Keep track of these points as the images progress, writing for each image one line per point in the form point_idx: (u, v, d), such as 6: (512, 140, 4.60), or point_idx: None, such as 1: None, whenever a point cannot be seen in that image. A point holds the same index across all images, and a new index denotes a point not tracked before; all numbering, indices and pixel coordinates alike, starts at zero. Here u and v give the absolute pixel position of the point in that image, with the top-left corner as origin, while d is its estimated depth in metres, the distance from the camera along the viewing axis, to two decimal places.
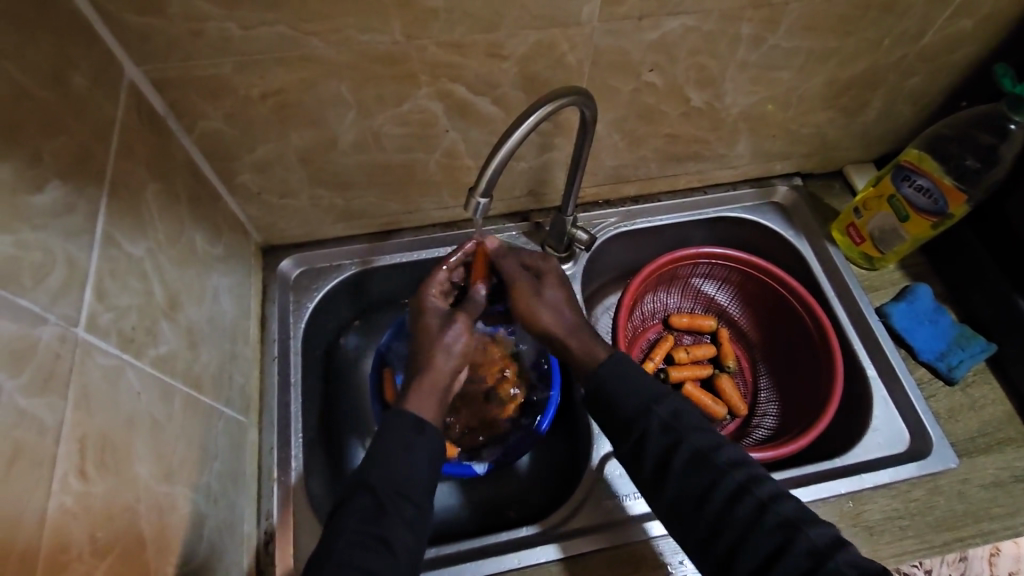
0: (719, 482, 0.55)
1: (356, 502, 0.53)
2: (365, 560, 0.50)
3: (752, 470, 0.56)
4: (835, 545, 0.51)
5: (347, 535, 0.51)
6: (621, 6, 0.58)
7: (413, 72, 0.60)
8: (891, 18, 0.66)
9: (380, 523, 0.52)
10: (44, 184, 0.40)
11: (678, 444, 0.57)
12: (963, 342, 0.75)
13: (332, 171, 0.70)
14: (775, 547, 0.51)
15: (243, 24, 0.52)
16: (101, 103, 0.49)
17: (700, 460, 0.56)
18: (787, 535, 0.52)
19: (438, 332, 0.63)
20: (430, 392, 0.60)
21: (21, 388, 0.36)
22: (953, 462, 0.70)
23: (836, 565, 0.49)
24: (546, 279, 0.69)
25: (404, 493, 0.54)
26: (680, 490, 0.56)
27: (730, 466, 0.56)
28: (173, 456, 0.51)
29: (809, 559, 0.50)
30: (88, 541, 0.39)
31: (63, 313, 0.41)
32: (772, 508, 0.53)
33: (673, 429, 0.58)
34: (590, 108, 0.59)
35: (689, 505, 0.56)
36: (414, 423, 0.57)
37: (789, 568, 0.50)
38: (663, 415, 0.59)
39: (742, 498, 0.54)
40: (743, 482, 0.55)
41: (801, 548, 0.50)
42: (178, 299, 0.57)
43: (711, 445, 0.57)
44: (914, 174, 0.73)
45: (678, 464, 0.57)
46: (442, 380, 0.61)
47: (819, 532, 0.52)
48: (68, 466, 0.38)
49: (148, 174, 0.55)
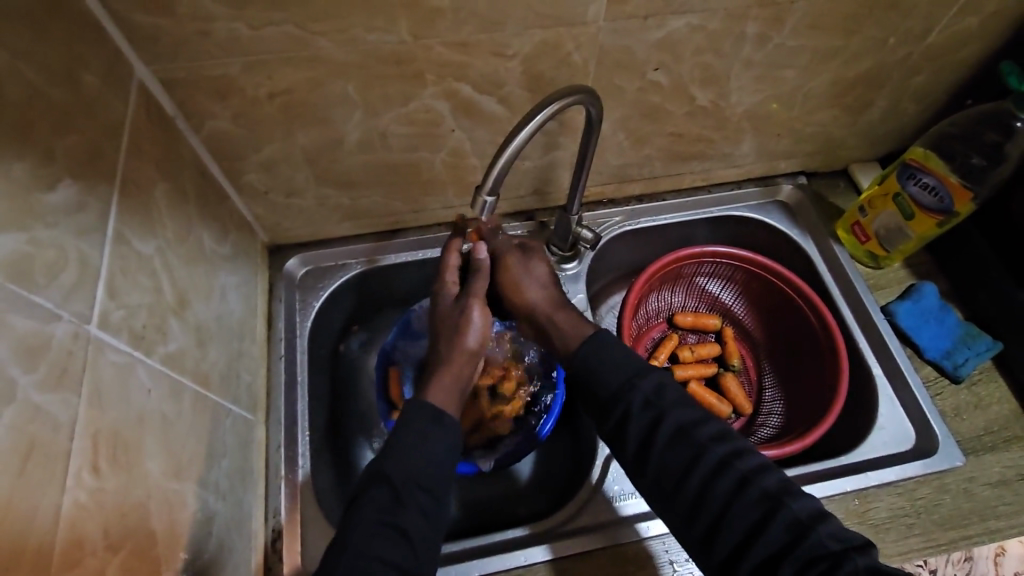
0: (702, 456, 0.55)
1: (372, 495, 0.53)
2: (380, 549, 0.50)
3: (734, 444, 0.56)
4: (817, 518, 0.51)
5: (364, 526, 0.51)
6: (626, 5, 0.58)
7: (419, 72, 0.60)
8: (895, 16, 0.66)
9: (396, 512, 0.52)
10: (57, 182, 0.41)
11: (660, 418, 0.58)
12: (968, 341, 0.75)
13: (339, 170, 0.71)
14: (756, 520, 0.52)
15: (252, 24, 0.53)
16: (112, 103, 0.49)
17: (681, 435, 0.57)
18: (767, 508, 0.52)
19: (460, 328, 0.63)
20: (454, 385, 0.62)
21: (36, 384, 0.36)
22: (959, 460, 0.70)
23: (819, 538, 0.49)
24: (534, 252, 0.69)
25: (419, 484, 0.54)
26: (661, 464, 0.57)
27: (711, 441, 0.56)
28: (183, 453, 0.51)
29: (789, 532, 0.50)
30: (102, 537, 0.39)
31: (76, 311, 0.41)
32: (753, 481, 0.53)
33: (654, 405, 0.59)
34: (595, 107, 0.59)
35: (671, 480, 0.56)
36: (430, 414, 0.58)
37: (770, 541, 0.50)
38: (646, 390, 0.59)
39: (723, 472, 0.54)
40: (724, 456, 0.55)
41: (783, 522, 0.51)
42: (187, 297, 0.57)
43: (691, 420, 0.58)
44: (920, 172, 0.73)
45: (660, 441, 0.57)
46: (463, 376, 0.62)
47: (800, 504, 0.52)
48: (81, 462, 0.38)
49: (158, 174, 0.55)
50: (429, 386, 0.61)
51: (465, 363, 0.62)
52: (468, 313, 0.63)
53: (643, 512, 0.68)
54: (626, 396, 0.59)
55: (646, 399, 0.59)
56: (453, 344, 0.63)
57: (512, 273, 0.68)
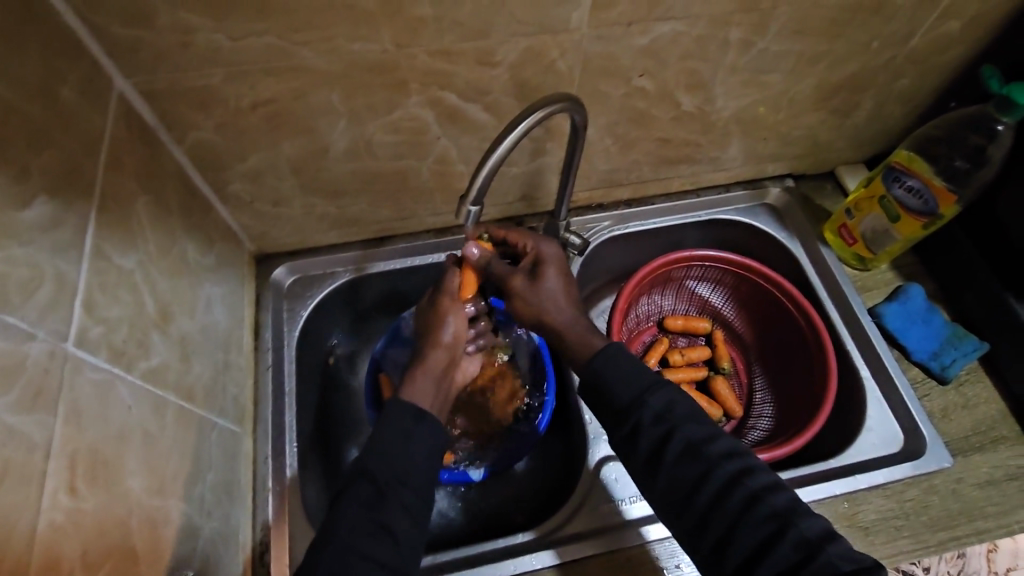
0: (712, 473, 0.54)
1: (356, 490, 0.53)
2: (366, 546, 0.50)
3: (745, 461, 0.55)
4: (826, 537, 0.50)
5: (349, 522, 0.51)
6: (609, 12, 0.58)
7: (404, 80, 0.60)
8: (878, 20, 0.66)
9: (380, 508, 0.52)
10: (31, 200, 0.40)
11: (670, 433, 0.57)
12: (955, 342, 0.75)
13: (325, 179, 0.70)
14: (766, 537, 0.51)
15: (232, 35, 0.52)
16: (90, 116, 0.49)
17: (692, 451, 0.56)
18: (777, 526, 0.51)
19: (436, 331, 0.64)
20: (428, 380, 0.62)
21: (10, 406, 0.36)
22: (947, 461, 0.70)
23: (829, 558, 0.48)
24: (547, 270, 0.67)
25: (402, 479, 0.54)
26: (670, 479, 0.56)
27: (722, 458, 0.55)
28: (165, 469, 0.51)
29: (800, 551, 0.49)
30: (79, 556, 0.39)
31: (53, 329, 0.41)
32: (763, 499, 0.52)
33: (664, 419, 0.57)
34: (580, 114, 0.59)
35: (680, 495, 0.55)
36: (414, 411, 0.57)
37: (780, 558, 0.49)
38: (653, 408, 0.58)
39: (734, 489, 0.53)
40: (735, 473, 0.54)
41: (793, 540, 0.50)
42: (170, 310, 0.57)
43: (701, 437, 0.56)
44: (904, 175, 0.74)
45: (670, 454, 0.56)
46: (435, 375, 0.62)
47: (810, 523, 0.51)
48: (58, 482, 0.38)
49: (138, 186, 0.55)
50: (406, 382, 0.61)
51: (438, 354, 0.63)
52: (439, 305, 0.65)
53: (645, 516, 0.67)
54: (635, 412, 0.58)
55: (658, 414, 0.58)
56: (426, 338, 0.64)
57: (523, 296, 0.67)
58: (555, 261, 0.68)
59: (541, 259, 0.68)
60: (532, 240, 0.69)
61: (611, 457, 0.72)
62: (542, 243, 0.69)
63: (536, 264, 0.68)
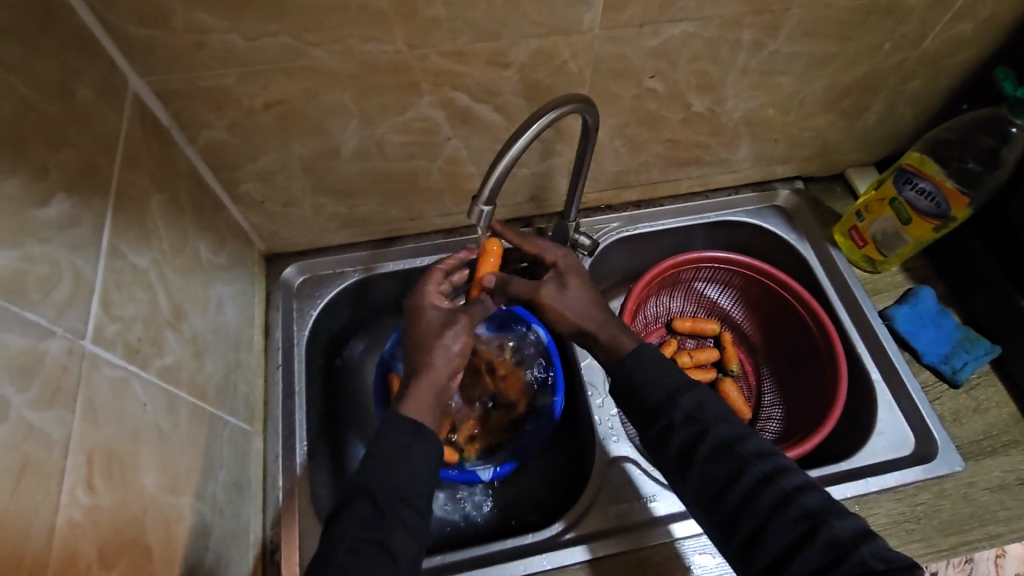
0: (745, 470, 0.54)
1: (354, 510, 0.53)
2: (363, 567, 0.50)
3: (776, 461, 0.55)
4: (859, 537, 0.50)
5: (348, 542, 0.51)
6: (622, 13, 0.58)
7: (415, 81, 0.60)
8: (890, 22, 0.66)
9: (381, 531, 0.52)
10: (50, 198, 0.41)
11: (704, 432, 0.57)
12: (967, 345, 0.75)
13: (336, 179, 0.70)
14: (796, 538, 0.50)
15: (246, 36, 0.53)
16: (106, 114, 0.49)
17: (725, 450, 0.56)
18: (810, 526, 0.51)
19: (443, 337, 0.61)
20: (430, 393, 0.59)
21: (29, 403, 0.36)
22: (959, 465, 0.70)
23: (862, 558, 0.48)
24: (569, 283, 0.66)
25: (405, 498, 0.53)
26: (702, 476, 0.56)
27: (754, 457, 0.55)
28: (179, 466, 0.51)
29: (829, 552, 0.49)
30: (97, 553, 0.39)
31: (70, 326, 0.41)
32: (795, 500, 0.52)
33: (697, 419, 0.57)
34: (592, 115, 0.59)
35: (712, 491, 0.55)
36: (412, 427, 0.57)
37: (811, 558, 0.49)
38: (678, 413, 0.58)
39: (766, 488, 0.53)
40: (767, 472, 0.54)
41: (823, 541, 0.49)
42: (183, 309, 0.57)
43: (735, 436, 0.56)
44: (916, 177, 0.73)
45: (703, 451, 0.56)
46: (440, 387, 0.60)
47: (843, 523, 0.51)
48: (76, 479, 0.38)
49: (153, 185, 0.55)
50: (409, 393, 0.59)
51: (444, 363, 0.60)
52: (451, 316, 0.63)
53: (665, 516, 0.67)
54: (660, 419, 0.58)
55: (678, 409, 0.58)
56: (432, 342, 0.61)
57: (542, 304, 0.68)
58: (578, 274, 0.67)
59: (561, 271, 0.67)
60: (554, 252, 0.68)
61: (624, 457, 0.71)
62: (563, 255, 0.68)
63: (559, 276, 0.67)
